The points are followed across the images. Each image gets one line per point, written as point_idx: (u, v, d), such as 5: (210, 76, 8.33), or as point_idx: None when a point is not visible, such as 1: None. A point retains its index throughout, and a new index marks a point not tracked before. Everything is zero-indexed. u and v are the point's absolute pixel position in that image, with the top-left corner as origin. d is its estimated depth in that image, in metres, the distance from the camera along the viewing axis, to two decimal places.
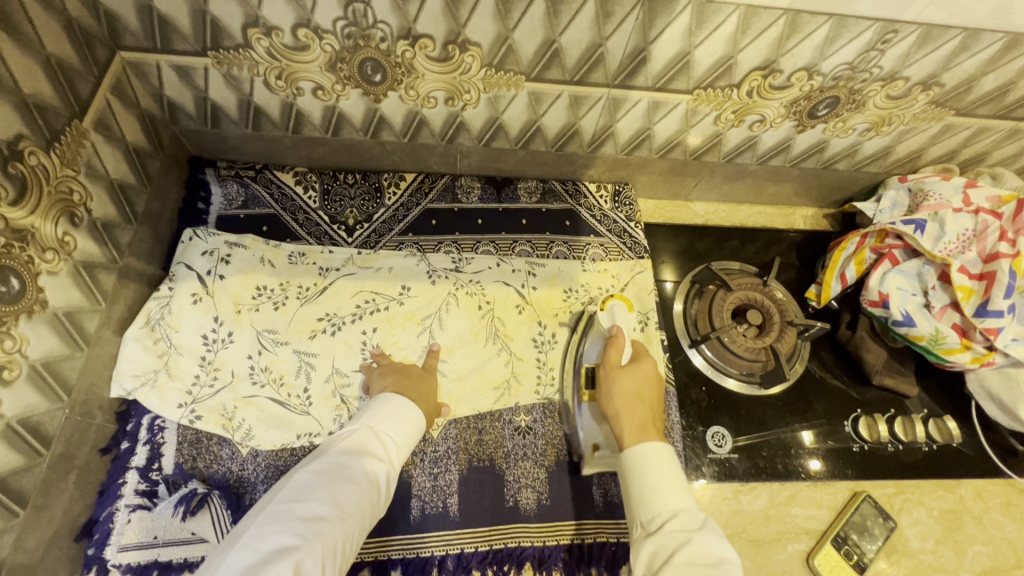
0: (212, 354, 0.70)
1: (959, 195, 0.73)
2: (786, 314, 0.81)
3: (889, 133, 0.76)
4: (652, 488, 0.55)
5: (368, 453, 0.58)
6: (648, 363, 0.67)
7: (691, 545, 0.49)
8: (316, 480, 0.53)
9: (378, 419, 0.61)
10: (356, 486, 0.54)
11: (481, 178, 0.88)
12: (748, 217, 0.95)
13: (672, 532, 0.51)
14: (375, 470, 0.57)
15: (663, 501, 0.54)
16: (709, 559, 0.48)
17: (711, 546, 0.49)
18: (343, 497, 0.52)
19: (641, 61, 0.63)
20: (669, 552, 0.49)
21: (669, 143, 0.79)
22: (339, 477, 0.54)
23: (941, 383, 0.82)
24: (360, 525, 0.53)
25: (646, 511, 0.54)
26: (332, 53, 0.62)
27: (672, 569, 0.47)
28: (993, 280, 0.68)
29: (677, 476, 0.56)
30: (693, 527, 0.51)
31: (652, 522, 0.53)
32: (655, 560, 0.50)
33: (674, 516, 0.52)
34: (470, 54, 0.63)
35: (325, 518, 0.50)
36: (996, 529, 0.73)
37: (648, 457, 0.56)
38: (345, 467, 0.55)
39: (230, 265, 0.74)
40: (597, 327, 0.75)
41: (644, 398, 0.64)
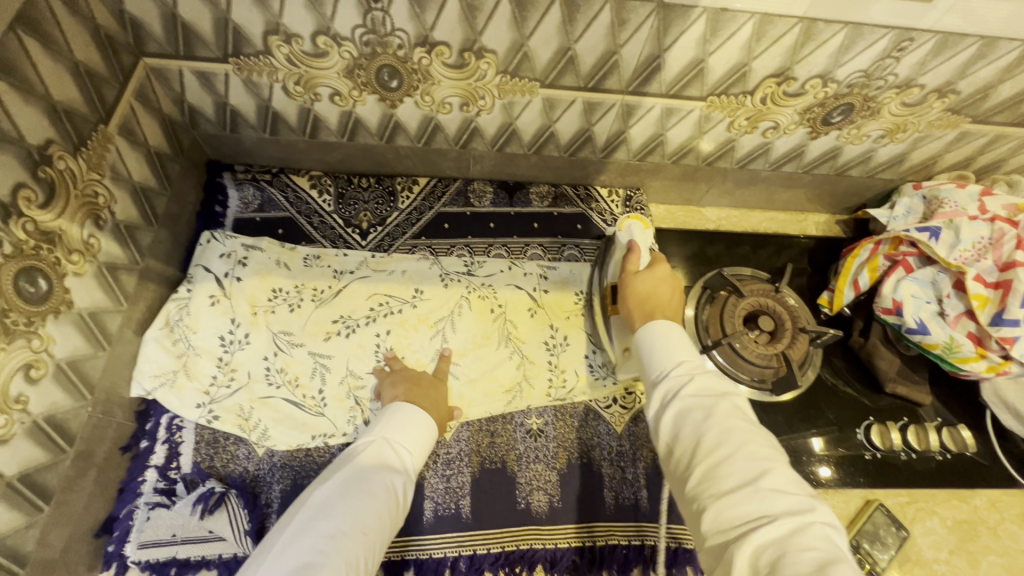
0: (229, 355, 0.71)
1: (975, 203, 0.73)
2: (799, 321, 0.80)
3: (904, 140, 0.76)
4: (659, 347, 0.57)
5: (384, 465, 0.59)
6: (664, 266, 0.67)
7: (697, 381, 0.52)
8: (335, 496, 0.54)
9: (392, 430, 0.62)
10: (375, 498, 0.55)
11: (494, 182, 0.89)
12: (760, 223, 0.95)
13: (679, 376, 0.53)
14: (393, 482, 0.57)
15: (669, 353, 0.56)
16: (712, 391, 0.51)
17: (714, 381, 0.52)
18: (364, 510, 0.53)
19: (655, 68, 0.64)
20: (677, 390, 0.52)
21: (682, 150, 0.79)
22: (358, 490, 0.55)
23: (956, 390, 0.81)
24: (382, 537, 0.53)
25: (655, 366, 0.56)
26: (350, 60, 0.63)
27: (680, 402, 0.51)
28: (1009, 289, 0.67)
29: (683, 335, 0.58)
30: (696, 370, 0.54)
31: (661, 373, 0.55)
32: (664, 401, 0.53)
33: (679, 363, 0.55)
34: (486, 62, 0.63)
35: (348, 533, 0.50)
36: (1011, 540, 0.72)
37: (658, 328, 0.58)
38: (363, 481, 0.56)
39: (247, 267, 0.75)
40: (615, 250, 0.74)
41: (658, 294, 0.65)
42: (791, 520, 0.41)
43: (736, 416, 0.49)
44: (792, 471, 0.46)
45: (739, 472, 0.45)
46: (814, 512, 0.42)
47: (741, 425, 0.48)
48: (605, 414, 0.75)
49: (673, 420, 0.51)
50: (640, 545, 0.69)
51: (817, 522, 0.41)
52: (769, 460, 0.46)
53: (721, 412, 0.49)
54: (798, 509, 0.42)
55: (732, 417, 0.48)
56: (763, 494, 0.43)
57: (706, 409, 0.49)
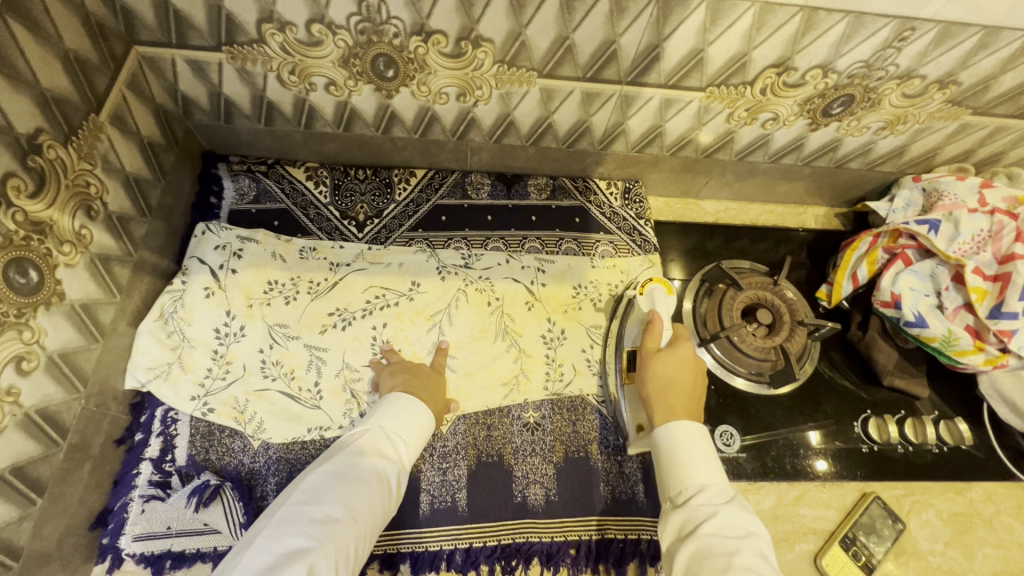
0: (224, 347, 0.70)
1: (975, 196, 0.72)
2: (796, 313, 0.80)
3: (904, 132, 0.76)
4: (682, 458, 0.56)
5: (378, 454, 0.58)
6: (686, 346, 0.65)
7: (719, 518, 0.50)
8: (328, 483, 0.54)
9: (388, 419, 0.62)
10: (367, 486, 0.55)
11: (491, 174, 0.88)
12: (759, 216, 0.94)
13: (700, 505, 0.52)
14: (386, 471, 0.57)
15: (693, 475, 0.55)
16: (735, 530, 0.49)
17: (738, 519, 0.50)
18: (354, 498, 0.53)
19: (654, 58, 0.63)
20: (695, 524, 0.51)
21: (681, 141, 0.79)
22: (350, 477, 0.54)
23: (953, 384, 0.81)
24: (372, 525, 0.53)
25: (676, 486, 0.55)
26: (345, 49, 0.63)
27: (698, 540, 0.49)
28: (1008, 282, 0.67)
29: (709, 454, 0.57)
30: (719, 500, 0.52)
31: (681, 496, 0.54)
32: (682, 533, 0.51)
33: (702, 490, 0.54)
34: (483, 51, 0.63)
35: (337, 519, 0.50)
36: (1007, 532, 0.72)
37: (680, 439, 0.57)
38: (356, 468, 0.55)
39: (243, 259, 0.75)
40: (636, 314, 0.74)
41: (679, 382, 0.62)
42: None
43: (757, 568, 0.46)
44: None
45: None
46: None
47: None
48: (603, 407, 0.75)
49: (689, 559, 0.49)
50: (638, 540, 0.69)
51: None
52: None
53: (740, 561, 0.46)
54: None
55: (752, 570, 0.46)
56: None
57: (724, 553, 0.47)
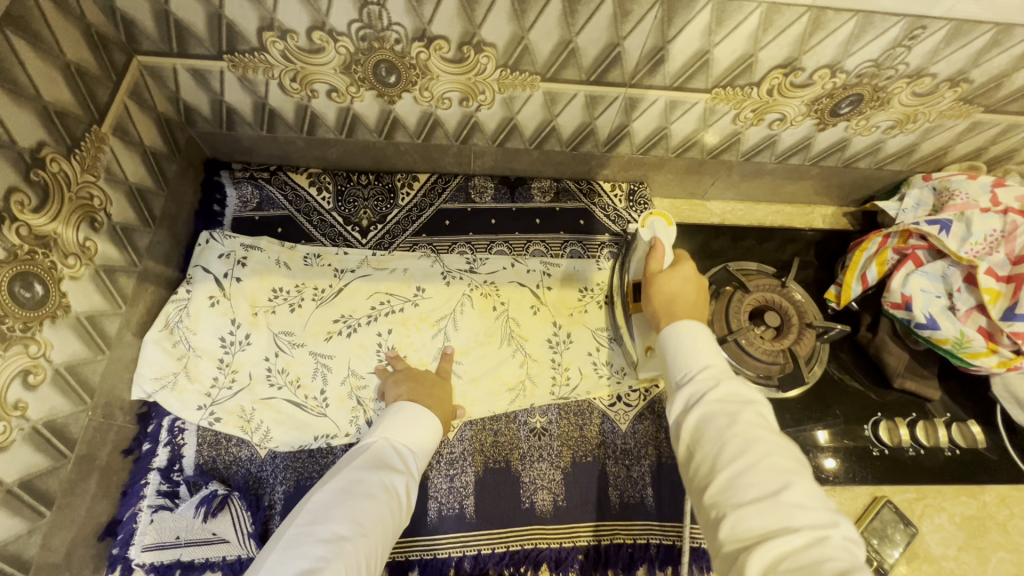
0: (230, 356, 0.70)
1: (987, 195, 0.71)
2: (805, 315, 0.79)
3: (914, 130, 0.74)
4: (685, 344, 0.55)
5: (384, 466, 0.58)
6: (688, 265, 0.66)
7: (725, 387, 0.50)
8: (334, 499, 0.53)
9: (392, 431, 0.62)
10: (375, 500, 0.54)
11: (495, 177, 0.88)
12: (765, 217, 0.93)
13: (704, 378, 0.52)
14: (393, 483, 0.57)
15: (697, 356, 0.54)
16: (739, 394, 0.50)
17: (742, 387, 0.50)
18: (363, 512, 0.52)
19: (659, 60, 0.62)
20: (702, 395, 0.50)
21: (686, 143, 0.78)
22: (357, 493, 0.54)
23: (966, 386, 0.80)
24: (383, 540, 0.53)
25: (681, 368, 0.55)
26: (347, 55, 0.62)
27: (705, 407, 0.49)
28: (1022, 283, 0.66)
29: (710, 338, 0.56)
30: (722, 372, 0.52)
31: (685, 376, 0.54)
32: (689, 404, 0.51)
33: (707, 368, 0.53)
34: (485, 56, 0.62)
35: (346, 536, 0.50)
36: (1021, 536, 0.71)
37: (683, 331, 0.57)
38: (362, 483, 0.55)
39: (247, 267, 0.75)
40: (637, 248, 0.74)
41: (684, 295, 0.63)
42: (811, 534, 0.40)
43: (763, 426, 0.47)
44: (817, 485, 0.44)
45: (762, 484, 0.43)
46: (836, 530, 0.40)
47: (766, 437, 0.46)
48: (609, 411, 0.74)
49: (696, 428, 0.49)
50: (645, 544, 0.68)
51: (840, 537, 0.40)
52: (794, 472, 0.44)
53: (748, 421, 0.47)
54: (822, 525, 0.41)
55: (759, 430, 0.46)
56: (784, 508, 0.41)
57: (731, 415, 0.48)
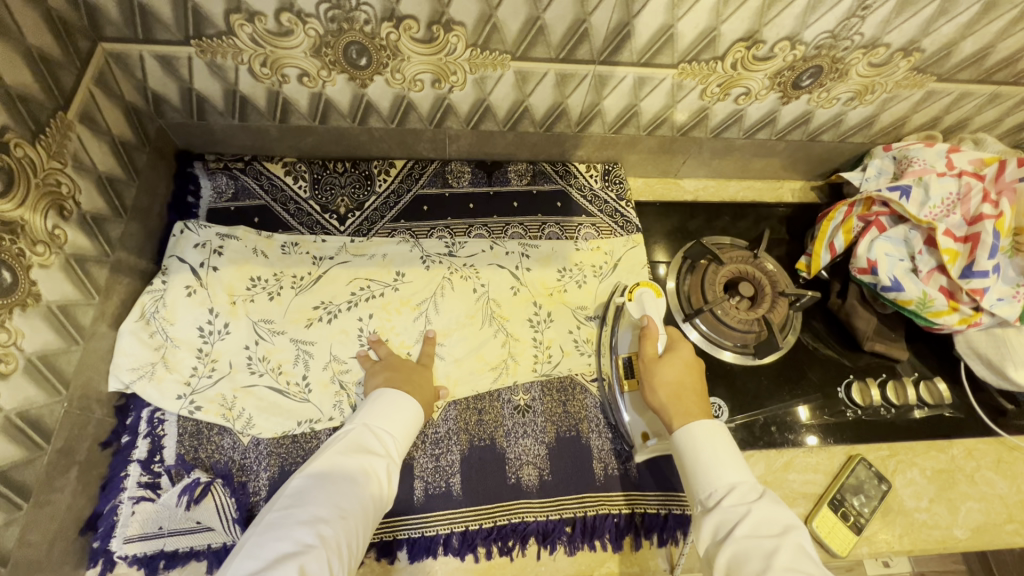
0: (208, 346, 0.70)
1: (943, 160, 0.74)
2: (778, 285, 0.81)
3: (873, 101, 0.77)
4: (703, 460, 0.58)
5: (364, 450, 0.58)
6: (683, 349, 0.68)
7: (753, 518, 0.52)
8: (314, 484, 0.54)
9: (372, 416, 0.62)
10: (355, 484, 0.55)
11: (471, 162, 0.88)
12: (737, 193, 0.96)
13: (731, 506, 0.54)
14: (372, 466, 0.57)
15: (720, 475, 0.56)
16: (770, 528, 0.51)
17: (771, 516, 0.52)
18: (342, 496, 0.53)
19: (625, 36, 0.64)
20: (730, 528, 0.52)
21: (657, 120, 0.80)
22: (337, 477, 0.55)
23: (932, 346, 0.83)
24: (364, 520, 0.53)
25: (705, 489, 0.57)
26: (317, 37, 0.62)
27: (735, 545, 0.51)
28: (978, 242, 0.69)
29: (731, 452, 0.58)
30: (748, 497, 0.54)
31: (711, 499, 0.56)
32: (718, 536, 0.53)
33: (732, 490, 0.55)
34: (455, 34, 0.63)
35: (325, 518, 0.50)
36: (988, 486, 0.74)
37: (695, 439, 0.59)
38: (341, 468, 0.56)
39: (223, 256, 0.74)
40: (625, 320, 0.74)
41: (686, 383, 0.65)
42: None
43: (799, 564, 0.48)
44: None
45: None
46: None
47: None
48: (592, 386, 0.75)
49: (729, 566, 0.51)
50: (631, 513, 0.68)
51: None
52: None
53: (780, 561, 0.48)
54: None
55: (793, 570, 0.47)
56: None
57: (764, 555, 0.49)
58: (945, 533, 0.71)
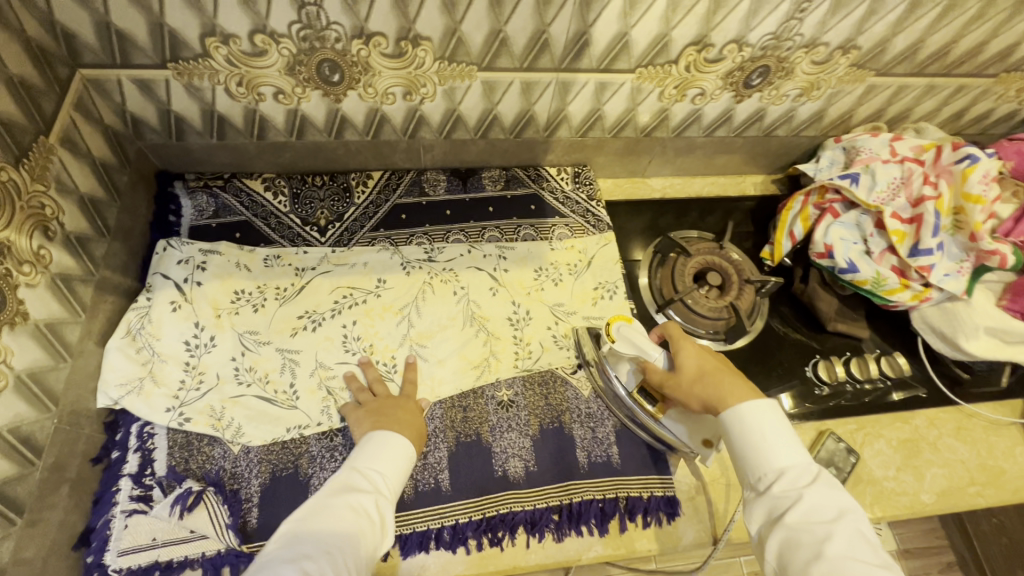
0: (195, 359, 0.71)
1: (887, 148, 0.80)
2: (744, 273, 0.87)
3: (820, 97, 0.82)
4: (752, 442, 0.59)
5: (351, 489, 0.58)
6: (684, 347, 0.69)
7: (806, 503, 0.53)
8: (300, 527, 0.53)
9: (360, 457, 0.62)
10: (343, 520, 0.54)
11: (447, 170, 0.92)
12: (702, 188, 1.00)
13: (783, 491, 0.55)
14: (360, 502, 0.57)
15: (770, 458, 0.58)
16: (825, 513, 0.52)
17: (827, 500, 0.53)
18: (330, 533, 0.52)
19: (583, 44, 0.68)
20: (782, 511, 0.53)
21: (620, 122, 0.84)
22: (323, 517, 0.54)
23: (891, 324, 0.88)
24: (356, 554, 0.52)
25: (754, 471, 0.58)
26: (290, 56, 0.65)
27: (787, 528, 0.52)
28: (921, 222, 0.74)
29: (782, 435, 0.59)
30: (801, 481, 0.55)
31: (761, 481, 0.57)
32: (768, 520, 0.54)
33: (782, 474, 0.56)
34: (423, 49, 0.67)
35: (310, 554, 0.49)
36: (950, 452, 0.79)
37: (744, 424, 0.60)
38: (328, 507, 0.55)
39: (206, 271, 0.76)
40: (614, 356, 0.74)
41: (708, 369, 0.66)
42: None
43: (855, 551, 0.49)
44: None
45: None
46: None
47: (856, 564, 0.47)
48: (571, 379, 0.78)
49: (780, 548, 0.52)
50: (615, 498, 0.71)
51: None
52: None
53: (834, 547, 0.49)
54: None
55: (848, 557, 0.48)
56: None
57: (815, 540, 0.50)
58: (912, 499, 0.74)
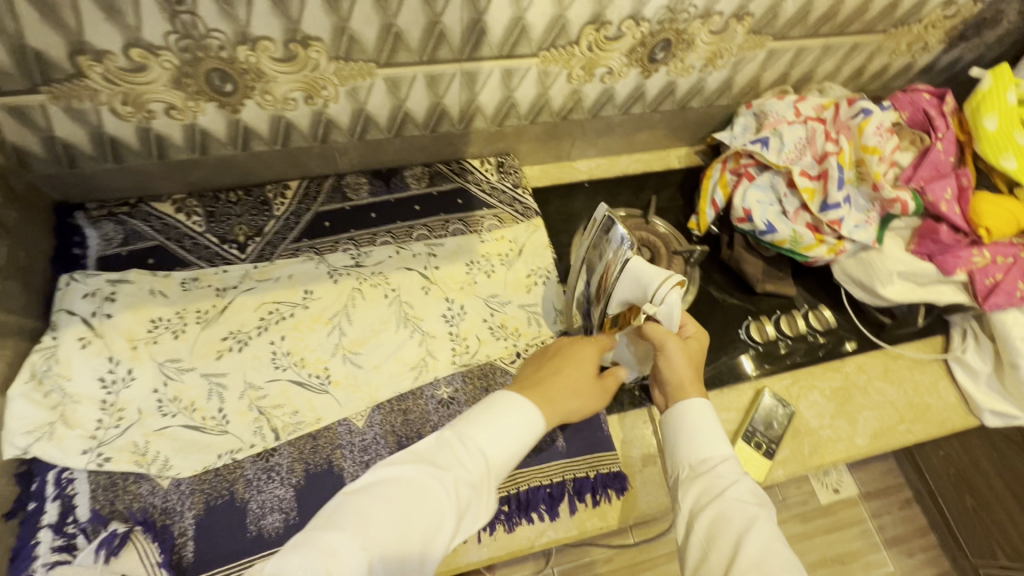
0: (113, 396, 0.68)
1: (792, 109, 0.82)
2: (672, 245, 0.87)
3: (725, 65, 0.84)
4: (702, 427, 0.58)
5: (439, 462, 0.52)
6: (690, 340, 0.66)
7: (740, 487, 0.53)
8: (362, 495, 0.48)
9: (463, 426, 0.56)
10: (406, 502, 0.48)
11: (368, 173, 0.90)
12: (628, 166, 1.01)
13: (722, 473, 0.54)
14: (437, 483, 0.50)
15: (715, 444, 0.57)
16: (753, 499, 0.53)
17: (757, 487, 0.54)
18: (383, 518, 0.47)
19: (480, 31, 0.67)
20: (719, 492, 0.53)
21: (535, 108, 0.84)
22: (390, 492, 0.49)
23: (816, 278, 0.92)
24: (404, 551, 0.46)
25: (697, 453, 0.57)
26: (174, 69, 0.63)
27: (724, 507, 0.52)
28: (827, 177, 0.77)
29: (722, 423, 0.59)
30: (735, 467, 0.56)
31: (702, 463, 0.56)
32: (704, 499, 0.54)
33: (724, 459, 0.56)
34: (315, 50, 0.65)
35: (350, 545, 0.44)
36: (880, 394, 0.82)
37: (701, 412, 0.58)
38: (397, 479, 0.50)
39: (117, 302, 0.73)
40: (631, 298, 0.64)
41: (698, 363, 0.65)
42: None
43: (775, 535, 0.50)
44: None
45: None
46: None
47: (777, 548, 0.49)
48: (511, 368, 0.78)
49: (711, 526, 0.51)
50: (561, 482, 0.71)
51: None
52: None
53: (762, 531, 0.50)
54: None
55: (771, 539, 0.50)
56: None
57: (746, 520, 0.51)
58: (847, 444, 0.78)
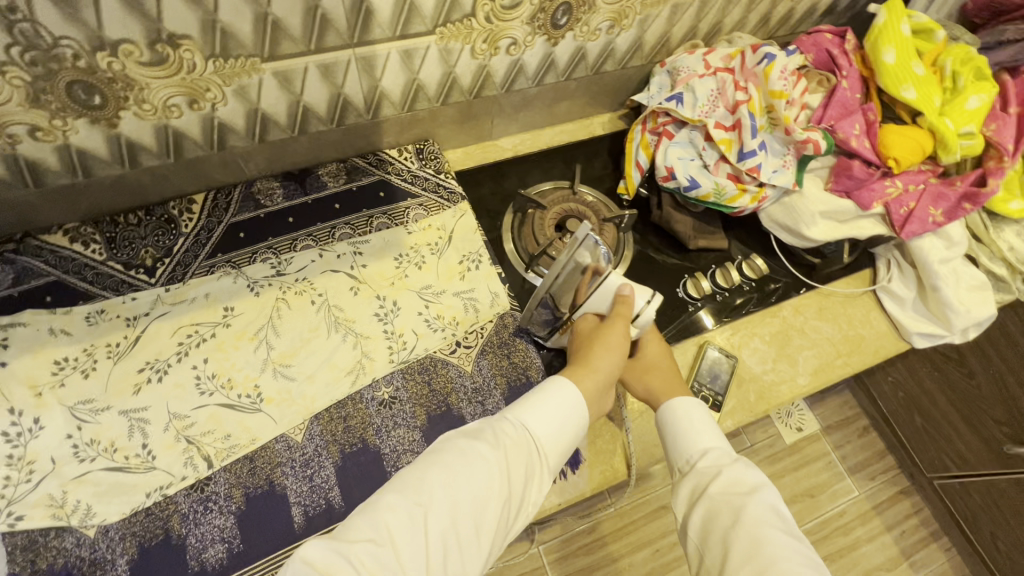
0: (20, 449, 0.63)
1: (702, 63, 0.83)
2: (602, 213, 0.88)
3: (631, 25, 0.83)
4: (683, 429, 0.66)
5: (496, 440, 0.57)
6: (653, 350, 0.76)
7: (724, 478, 0.59)
8: (424, 464, 0.54)
9: (525, 412, 0.61)
10: (463, 472, 0.53)
11: (279, 176, 0.85)
12: (553, 138, 0.99)
13: (706, 469, 0.61)
14: (492, 458, 0.55)
15: (697, 442, 0.64)
16: (743, 488, 0.58)
17: (745, 474, 0.59)
18: (441, 485, 0.52)
19: (366, 13, 0.64)
20: (705, 486, 0.60)
21: (444, 88, 0.81)
22: (449, 461, 0.54)
23: (746, 227, 0.92)
24: (458, 519, 0.51)
25: (684, 454, 0.65)
26: (26, 86, 0.57)
27: (710, 501, 0.58)
28: (741, 126, 0.78)
29: (705, 421, 0.67)
30: (721, 458, 0.62)
31: (688, 463, 0.64)
32: (694, 496, 0.60)
33: (706, 454, 0.63)
34: (186, 49, 0.60)
35: (408, 507, 0.50)
36: (816, 333, 0.84)
37: (681, 414, 0.67)
38: (455, 450, 0.55)
39: (12, 348, 0.67)
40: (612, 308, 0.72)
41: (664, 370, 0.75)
42: None
43: (765, 518, 0.55)
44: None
45: None
46: None
47: (766, 531, 0.53)
48: (452, 358, 0.76)
49: (703, 520, 0.57)
50: None
51: None
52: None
53: (749, 515, 0.55)
54: None
55: (761, 524, 0.54)
56: None
57: (733, 510, 0.56)
58: (790, 385, 0.80)
